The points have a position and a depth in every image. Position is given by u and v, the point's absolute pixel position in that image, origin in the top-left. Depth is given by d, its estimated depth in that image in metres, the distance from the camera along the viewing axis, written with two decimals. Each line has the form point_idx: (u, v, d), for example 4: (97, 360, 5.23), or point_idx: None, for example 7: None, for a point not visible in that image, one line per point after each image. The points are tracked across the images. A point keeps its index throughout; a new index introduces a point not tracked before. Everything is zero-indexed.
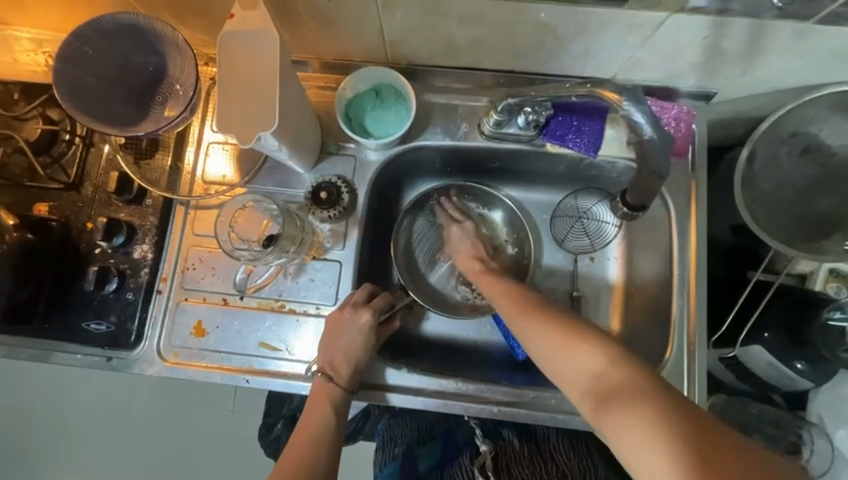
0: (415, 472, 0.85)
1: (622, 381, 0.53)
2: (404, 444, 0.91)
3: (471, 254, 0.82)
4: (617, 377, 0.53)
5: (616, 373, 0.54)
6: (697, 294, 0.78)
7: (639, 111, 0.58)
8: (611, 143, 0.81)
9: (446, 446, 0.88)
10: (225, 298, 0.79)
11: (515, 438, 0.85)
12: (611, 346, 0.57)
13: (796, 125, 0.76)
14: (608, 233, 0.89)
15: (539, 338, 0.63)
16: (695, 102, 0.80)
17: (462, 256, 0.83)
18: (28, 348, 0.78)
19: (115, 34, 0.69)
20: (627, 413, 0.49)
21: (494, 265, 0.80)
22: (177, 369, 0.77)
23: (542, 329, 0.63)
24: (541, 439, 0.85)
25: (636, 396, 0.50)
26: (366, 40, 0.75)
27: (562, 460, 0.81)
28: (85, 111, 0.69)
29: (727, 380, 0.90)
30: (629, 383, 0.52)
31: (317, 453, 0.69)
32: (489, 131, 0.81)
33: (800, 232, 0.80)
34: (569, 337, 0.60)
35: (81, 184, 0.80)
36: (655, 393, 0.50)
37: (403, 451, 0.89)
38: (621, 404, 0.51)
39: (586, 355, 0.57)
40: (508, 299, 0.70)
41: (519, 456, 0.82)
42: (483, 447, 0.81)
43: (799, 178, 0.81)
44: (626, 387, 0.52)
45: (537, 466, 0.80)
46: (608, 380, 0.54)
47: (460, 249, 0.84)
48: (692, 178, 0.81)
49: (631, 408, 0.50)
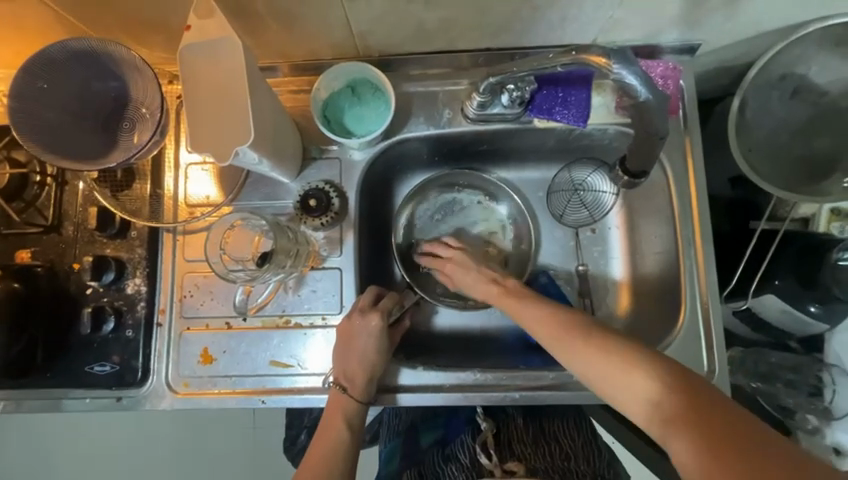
0: (418, 447, 0.88)
1: (685, 408, 0.49)
2: (408, 421, 0.93)
3: (484, 275, 0.74)
4: (681, 407, 0.49)
5: (677, 400, 0.50)
6: (704, 253, 0.77)
7: (631, 73, 0.56)
8: (598, 110, 0.79)
9: (449, 427, 0.88)
10: (228, 321, 0.77)
11: (518, 416, 0.84)
12: (662, 367, 0.52)
13: (785, 67, 0.74)
14: (607, 202, 0.88)
15: (578, 358, 0.58)
16: (680, 57, 0.78)
17: (474, 285, 0.75)
18: (34, 398, 0.76)
19: (68, 62, 0.65)
20: (691, 445, 0.47)
21: (510, 284, 0.72)
22: (190, 400, 0.75)
23: (585, 352, 0.58)
24: (547, 419, 0.84)
25: (701, 432, 0.47)
26: (334, 35, 0.72)
27: (566, 441, 0.81)
28: (51, 149, 0.65)
29: (742, 333, 0.91)
30: (690, 408, 0.48)
31: (333, 468, 0.69)
32: (474, 114, 0.78)
33: (798, 176, 0.79)
34: (615, 359, 0.55)
35: (60, 224, 0.77)
36: (726, 426, 0.46)
37: (407, 427, 0.92)
38: (678, 437, 0.48)
39: (638, 382, 0.53)
40: (540, 317, 0.64)
41: (522, 434, 0.81)
42: (484, 424, 0.79)
43: (791, 121, 0.79)
44: (688, 416, 0.48)
45: (540, 445, 0.80)
46: (667, 407, 0.50)
47: (466, 281, 0.76)
48: (685, 136, 0.79)
49: (692, 435, 0.47)
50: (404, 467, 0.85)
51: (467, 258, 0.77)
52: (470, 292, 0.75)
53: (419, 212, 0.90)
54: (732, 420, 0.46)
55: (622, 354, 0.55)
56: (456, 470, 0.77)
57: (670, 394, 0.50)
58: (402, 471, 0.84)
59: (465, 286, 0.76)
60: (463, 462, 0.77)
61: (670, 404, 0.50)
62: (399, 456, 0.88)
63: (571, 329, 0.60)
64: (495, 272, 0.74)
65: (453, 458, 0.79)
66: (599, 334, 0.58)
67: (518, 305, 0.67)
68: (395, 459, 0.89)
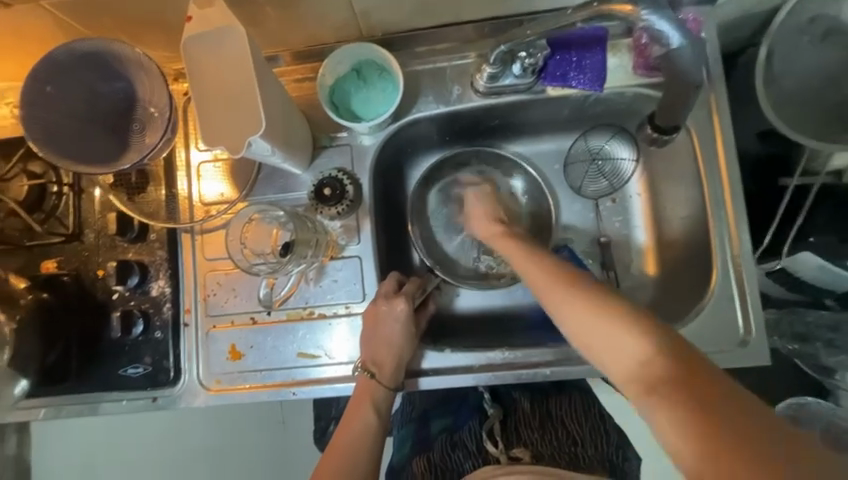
0: (428, 434, 0.86)
1: (678, 375, 0.43)
2: (421, 408, 0.92)
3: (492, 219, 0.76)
4: (675, 371, 0.43)
5: (672, 368, 0.44)
6: (736, 212, 0.74)
7: (660, 18, 0.53)
8: (615, 73, 0.75)
9: (459, 413, 0.87)
10: (253, 317, 0.77)
11: (525, 401, 0.83)
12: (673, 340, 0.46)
13: (814, 8, 0.70)
14: (626, 170, 0.85)
15: (572, 316, 0.54)
16: (699, 8, 0.73)
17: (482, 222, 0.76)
18: (72, 404, 0.78)
19: (73, 65, 0.64)
20: (676, 414, 0.40)
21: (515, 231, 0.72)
22: (222, 396, 0.76)
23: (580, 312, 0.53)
24: (555, 404, 0.83)
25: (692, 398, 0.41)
26: (336, 16, 0.69)
27: (573, 427, 0.79)
28: (64, 153, 0.65)
29: (775, 293, 0.88)
30: (683, 377, 0.42)
31: (358, 453, 0.69)
32: (484, 87, 0.76)
33: (831, 125, 0.75)
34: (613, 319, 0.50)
35: (82, 232, 0.78)
36: (721, 395, 0.40)
37: (419, 415, 0.91)
38: (663, 405, 0.42)
39: (637, 344, 0.47)
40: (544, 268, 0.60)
41: (529, 419, 0.80)
42: (490, 410, 0.81)
43: (821, 68, 0.75)
44: (682, 382, 0.42)
45: (547, 431, 0.78)
46: (660, 373, 0.44)
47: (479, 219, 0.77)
48: (709, 92, 0.75)
49: (680, 406, 0.41)
50: (413, 453, 0.85)
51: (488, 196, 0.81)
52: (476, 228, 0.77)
53: (433, 194, 0.88)
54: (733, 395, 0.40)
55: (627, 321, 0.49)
56: (463, 457, 0.77)
57: (670, 361, 0.44)
58: (412, 457, 0.84)
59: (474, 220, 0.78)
60: (469, 449, 0.77)
61: (669, 373, 0.43)
62: (411, 442, 0.88)
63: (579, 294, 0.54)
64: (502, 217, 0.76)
65: (460, 445, 0.79)
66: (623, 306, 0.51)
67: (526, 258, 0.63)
68: (406, 446, 0.88)
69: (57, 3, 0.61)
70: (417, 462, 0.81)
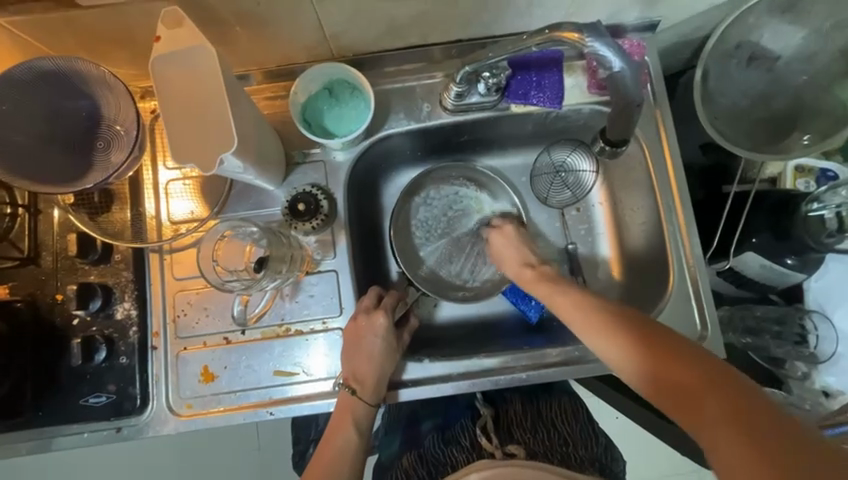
0: (419, 431, 0.90)
1: (720, 403, 0.45)
2: (408, 410, 0.95)
3: (523, 260, 0.77)
4: (713, 394, 0.46)
5: (713, 395, 0.46)
6: (686, 218, 0.80)
7: (603, 44, 0.58)
8: (572, 91, 0.81)
9: (449, 413, 0.89)
10: (226, 337, 0.75)
11: (517, 402, 0.85)
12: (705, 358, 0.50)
13: (740, 36, 0.78)
14: (587, 180, 0.91)
15: (613, 348, 0.57)
16: (642, 34, 0.80)
17: (511, 260, 0.79)
18: (30, 439, 0.73)
19: (32, 83, 0.62)
20: (730, 445, 0.43)
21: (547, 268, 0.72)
22: (194, 421, 0.73)
23: (615, 342, 0.57)
24: (544, 404, 0.86)
25: (736, 425, 0.43)
26: (307, 38, 0.71)
27: (564, 428, 0.82)
28: (19, 172, 0.63)
29: (726, 291, 0.95)
30: (726, 403, 0.45)
31: (339, 469, 0.70)
32: (452, 105, 0.80)
33: (761, 138, 0.84)
34: (653, 351, 0.53)
35: (39, 256, 0.74)
36: (753, 411, 0.43)
37: (406, 417, 0.95)
38: (718, 435, 0.44)
39: (681, 371, 0.49)
40: (577, 300, 0.65)
41: (521, 419, 0.81)
42: (484, 410, 0.81)
43: (750, 87, 0.84)
44: (726, 406, 0.45)
45: (540, 431, 0.79)
46: (705, 403, 0.46)
47: (507, 257, 0.80)
48: (655, 108, 0.82)
49: (727, 432, 0.43)
50: (402, 450, 0.89)
51: (514, 235, 0.81)
52: (506, 268, 0.79)
53: (419, 208, 0.91)
54: (763, 408, 0.44)
55: (670, 350, 0.52)
56: (456, 450, 0.77)
57: (705, 383, 0.47)
58: (402, 454, 0.87)
59: (503, 257, 0.80)
60: (463, 445, 0.77)
61: (722, 412, 0.45)
62: (400, 441, 0.92)
63: (614, 321, 0.59)
64: (533, 256, 0.77)
65: (454, 440, 0.80)
66: (646, 333, 0.55)
67: (556, 289, 0.69)
68: (395, 444, 0.93)
69: (17, 21, 0.59)
70: (408, 457, 0.84)
